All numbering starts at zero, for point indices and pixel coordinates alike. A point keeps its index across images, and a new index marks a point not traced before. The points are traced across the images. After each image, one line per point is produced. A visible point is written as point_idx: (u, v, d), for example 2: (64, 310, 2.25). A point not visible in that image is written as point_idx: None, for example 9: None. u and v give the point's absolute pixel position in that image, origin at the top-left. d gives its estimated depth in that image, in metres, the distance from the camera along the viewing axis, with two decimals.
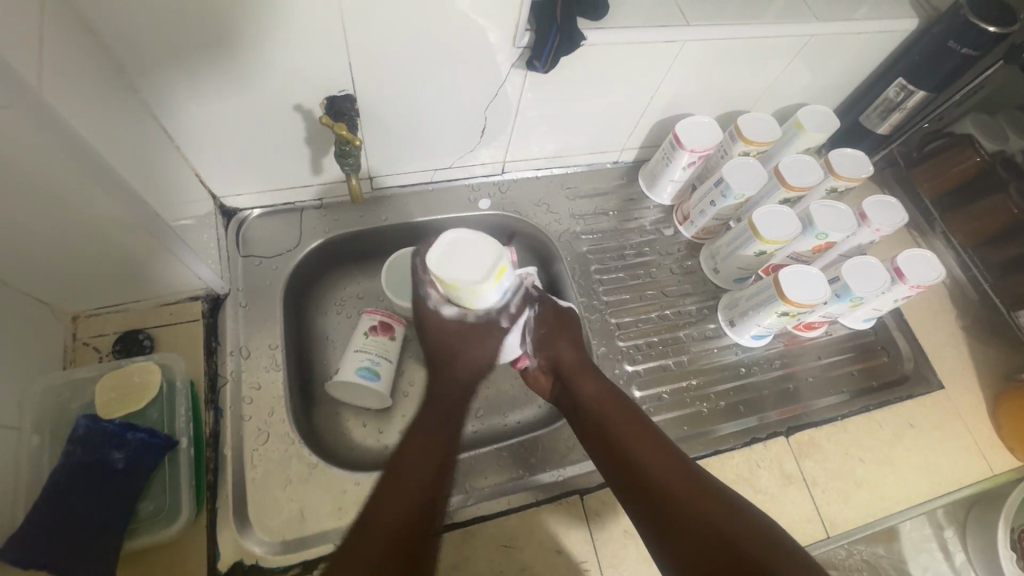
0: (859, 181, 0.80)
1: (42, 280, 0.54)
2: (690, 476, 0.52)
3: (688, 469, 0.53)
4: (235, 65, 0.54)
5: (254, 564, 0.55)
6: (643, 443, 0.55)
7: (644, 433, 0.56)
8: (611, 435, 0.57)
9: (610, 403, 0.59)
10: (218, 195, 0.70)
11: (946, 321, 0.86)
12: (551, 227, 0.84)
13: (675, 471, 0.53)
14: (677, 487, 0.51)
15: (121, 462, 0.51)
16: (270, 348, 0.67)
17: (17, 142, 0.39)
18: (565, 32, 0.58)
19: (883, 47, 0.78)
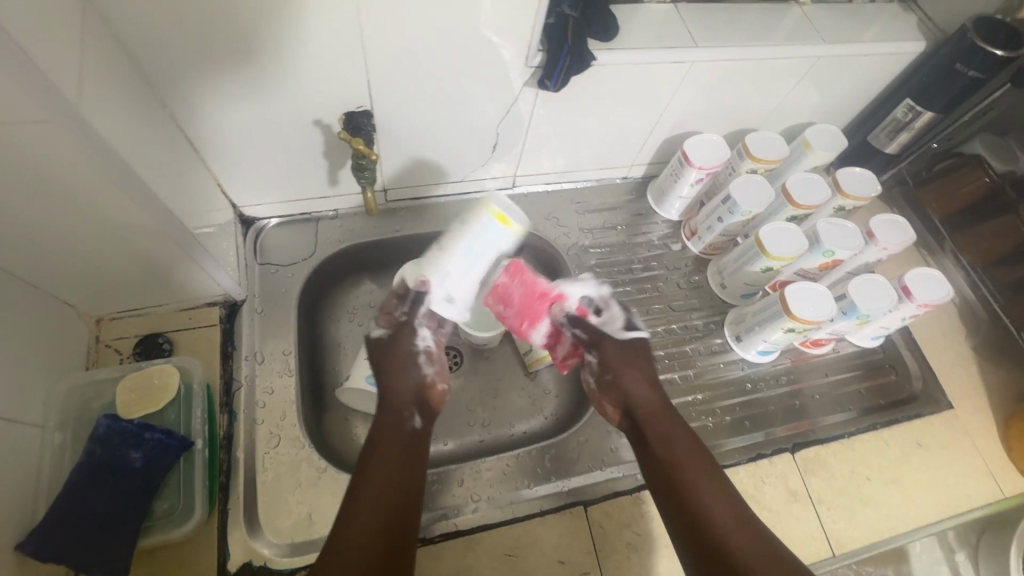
0: (867, 200, 0.80)
1: (70, 284, 0.56)
2: (755, 533, 0.50)
3: (751, 525, 0.51)
4: (260, 81, 0.56)
5: (263, 566, 0.56)
6: (711, 489, 0.53)
7: (712, 482, 0.54)
8: (679, 476, 0.55)
9: (681, 445, 0.57)
10: (239, 204, 0.72)
11: (956, 341, 0.85)
12: (560, 240, 0.86)
13: (740, 526, 0.51)
14: (740, 541, 0.49)
15: (138, 461, 0.53)
16: (283, 354, 0.68)
17: (55, 153, 0.42)
18: (576, 52, 0.61)
19: (890, 69, 0.79)
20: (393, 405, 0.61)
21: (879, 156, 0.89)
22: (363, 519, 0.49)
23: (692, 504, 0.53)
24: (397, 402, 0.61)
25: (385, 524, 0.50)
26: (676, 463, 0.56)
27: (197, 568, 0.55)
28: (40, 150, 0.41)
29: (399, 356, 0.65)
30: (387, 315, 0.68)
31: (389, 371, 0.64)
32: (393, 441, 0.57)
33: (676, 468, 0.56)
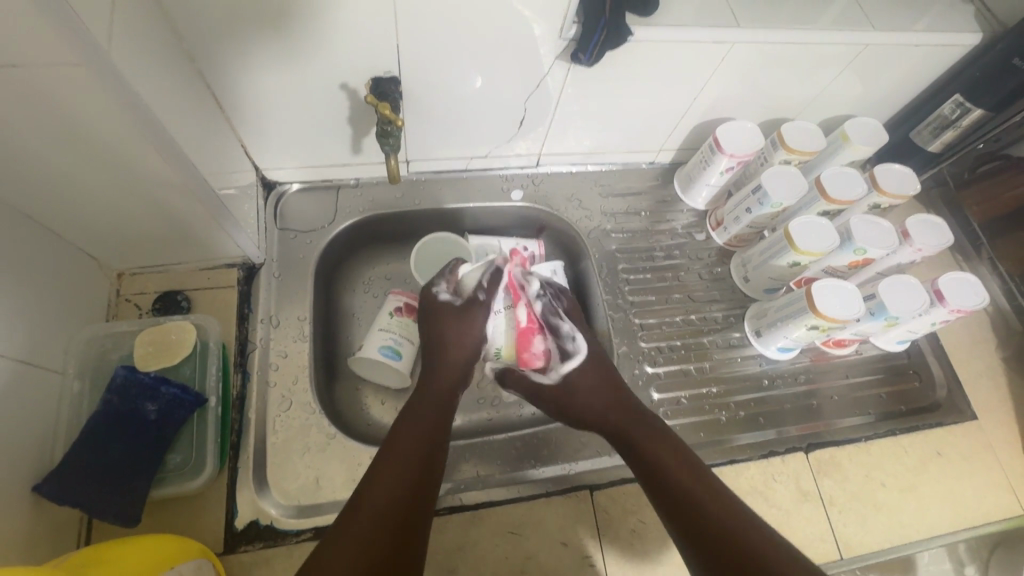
0: (905, 199, 0.78)
1: (92, 235, 0.57)
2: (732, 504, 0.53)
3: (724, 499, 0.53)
4: (291, 42, 0.55)
5: (269, 525, 0.57)
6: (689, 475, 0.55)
7: (677, 454, 0.58)
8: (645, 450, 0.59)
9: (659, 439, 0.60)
10: (262, 167, 0.72)
11: (987, 351, 0.82)
12: (581, 223, 0.84)
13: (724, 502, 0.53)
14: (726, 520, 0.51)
15: (153, 414, 0.53)
16: (298, 319, 0.68)
17: (82, 102, 0.41)
18: (612, 27, 0.58)
19: (942, 62, 0.76)
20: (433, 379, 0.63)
21: (920, 154, 0.86)
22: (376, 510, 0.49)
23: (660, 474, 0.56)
24: (446, 376, 0.64)
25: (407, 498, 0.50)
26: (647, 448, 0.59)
27: (205, 522, 0.56)
28: (64, 96, 0.41)
29: (462, 329, 0.66)
30: (456, 285, 0.69)
31: (449, 341, 0.66)
32: (429, 418, 0.58)
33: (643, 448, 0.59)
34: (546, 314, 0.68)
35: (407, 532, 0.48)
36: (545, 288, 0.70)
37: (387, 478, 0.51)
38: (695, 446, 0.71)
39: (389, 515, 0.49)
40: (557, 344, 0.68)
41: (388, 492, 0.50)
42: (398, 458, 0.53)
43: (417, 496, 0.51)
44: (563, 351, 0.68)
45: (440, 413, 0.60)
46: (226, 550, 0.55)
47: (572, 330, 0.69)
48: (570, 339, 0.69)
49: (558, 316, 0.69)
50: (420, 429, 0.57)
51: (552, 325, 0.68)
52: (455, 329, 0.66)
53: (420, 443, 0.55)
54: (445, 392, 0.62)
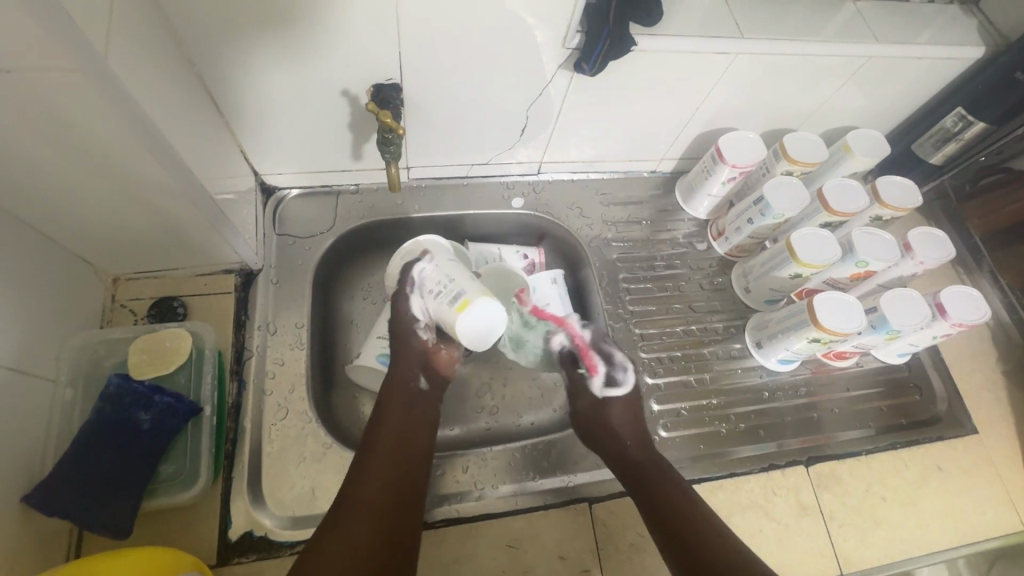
0: (907, 211, 0.78)
1: (87, 240, 0.56)
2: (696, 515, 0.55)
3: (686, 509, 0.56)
4: (291, 48, 0.55)
5: (263, 537, 0.56)
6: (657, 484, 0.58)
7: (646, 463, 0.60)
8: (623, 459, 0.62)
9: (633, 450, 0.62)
10: (261, 172, 0.71)
11: (988, 364, 0.82)
12: (582, 231, 0.83)
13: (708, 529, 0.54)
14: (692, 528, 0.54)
15: (146, 423, 0.52)
16: (296, 326, 0.68)
17: (80, 109, 0.41)
18: (616, 37, 0.58)
19: (944, 75, 0.76)
20: (399, 368, 0.62)
21: (921, 166, 0.86)
22: (360, 519, 0.49)
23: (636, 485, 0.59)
24: (404, 367, 0.62)
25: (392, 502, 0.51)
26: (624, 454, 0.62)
27: (198, 533, 0.55)
28: (60, 103, 0.40)
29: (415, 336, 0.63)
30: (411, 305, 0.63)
31: (403, 336, 0.63)
32: (404, 416, 0.59)
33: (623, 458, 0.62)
34: (595, 342, 0.71)
35: (396, 538, 0.49)
36: (580, 317, 0.73)
37: (370, 483, 0.52)
38: (695, 458, 0.70)
39: (376, 521, 0.49)
40: (609, 370, 0.69)
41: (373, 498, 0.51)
42: (377, 463, 0.54)
43: (401, 497, 0.52)
44: (612, 379, 0.69)
45: (413, 409, 0.60)
46: (219, 562, 0.54)
47: (625, 360, 0.70)
48: (621, 369, 0.69)
49: (610, 343, 0.70)
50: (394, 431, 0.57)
51: (604, 350, 0.70)
52: (406, 338, 0.63)
53: (397, 444, 0.56)
54: (410, 384, 0.62)
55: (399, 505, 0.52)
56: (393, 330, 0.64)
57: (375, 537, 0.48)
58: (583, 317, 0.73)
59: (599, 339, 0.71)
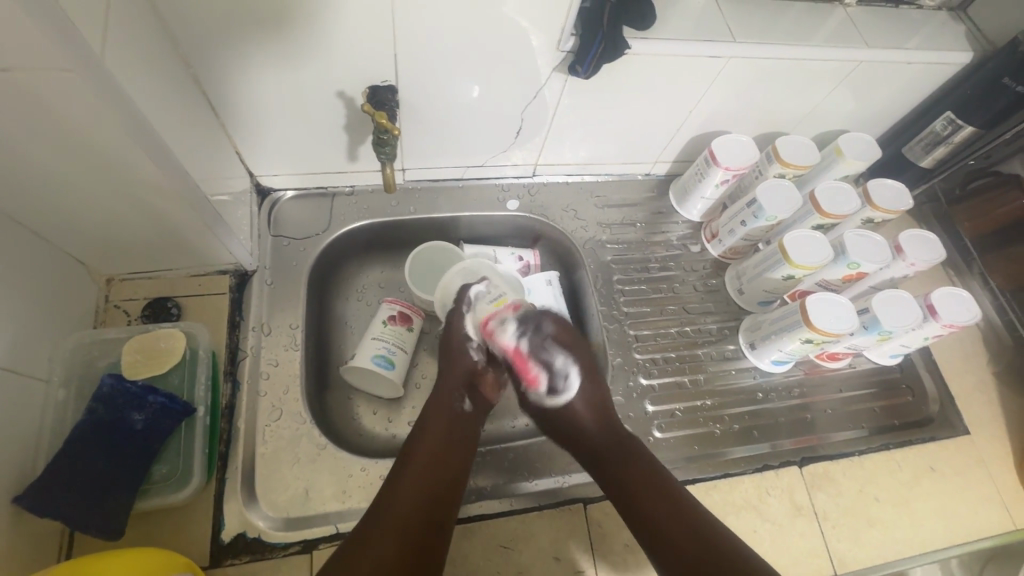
0: (898, 214, 0.79)
1: (81, 240, 0.56)
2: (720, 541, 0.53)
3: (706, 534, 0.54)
4: (287, 49, 0.55)
5: (256, 538, 0.56)
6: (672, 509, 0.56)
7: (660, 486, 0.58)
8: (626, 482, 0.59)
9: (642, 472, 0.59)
10: (256, 173, 0.72)
11: (979, 365, 0.82)
12: (577, 233, 0.84)
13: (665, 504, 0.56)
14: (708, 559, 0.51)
15: (139, 424, 0.52)
16: (290, 327, 0.68)
17: (74, 107, 0.41)
18: (610, 41, 0.59)
19: (933, 79, 0.77)
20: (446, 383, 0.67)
21: (911, 170, 0.87)
22: (393, 528, 0.51)
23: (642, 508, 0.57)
24: (450, 385, 0.67)
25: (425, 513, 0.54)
26: (628, 477, 0.59)
27: (190, 535, 0.55)
28: (54, 103, 0.40)
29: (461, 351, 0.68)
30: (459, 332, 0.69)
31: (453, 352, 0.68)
32: (445, 431, 0.62)
33: (624, 480, 0.59)
34: (532, 351, 0.68)
35: (425, 548, 0.51)
36: (526, 321, 0.68)
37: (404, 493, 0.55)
38: (690, 459, 0.70)
39: (406, 530, 0.52)
40: (548, 380, 0.68)
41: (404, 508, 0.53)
42: (413, 474, 0.56)
43: (433, 508, 0.54)
44: (553, 387, 0.67)
45: (455, 427, 0.63)
46: (211, 564, 0.54)
47: (566, 366, 0.68)
48: (562, 377, 0.68)
49: (548, 350, 0.68)
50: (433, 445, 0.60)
51: (542, 359, 0.68)
52: (454, 354, 0.69)
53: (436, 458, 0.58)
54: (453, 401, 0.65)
55: (430, 517, 0.54)
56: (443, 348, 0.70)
57: (404, 545, 0.51)
58: (528, 327, 0.68)
59: (540, 345, 0.68)
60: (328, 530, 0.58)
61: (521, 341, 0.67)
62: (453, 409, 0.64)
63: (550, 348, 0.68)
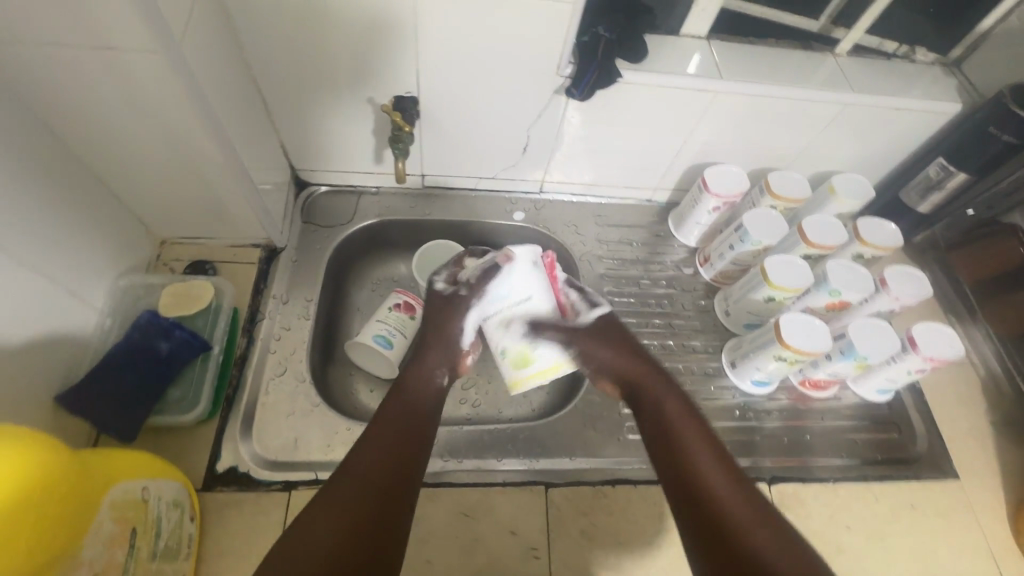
0: (888, 252, 0.82)
1: (144, 200, 0.67)
2: (750, 496, 0.51)
3: (743, 486, 0.51)
4: (330, 59, 0.67)
5: (246, 473, 0.62)
6: (715, 461, 0.54)
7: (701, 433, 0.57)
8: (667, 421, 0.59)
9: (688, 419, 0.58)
10: (297, 166, 0.83)
11: (974, 412, 0.81)
12: (575, 246, 0.90)
13: (731, 484, 0.52)
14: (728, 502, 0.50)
15: (165, 351, 0.61)
16: (305, 300, 0.76)
17: (158, 86, 0.52)
18: (604, 68, 0.68)
19: (924, 128, 0.81)
20: (432, 357, 0.66)
21: (909, 214, 0.89)
22: (353, 488, 0.50)
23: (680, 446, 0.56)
24: (433, 360, 0.66)
25: (387, 480, 0.52)
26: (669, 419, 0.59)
27: (190, 461, 0.62)
28: (141, 80, 0.51)
29: (452, 322, 0.68)
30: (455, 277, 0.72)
31: (438, 328, 0.68)
32: (415, 404, 0.60)
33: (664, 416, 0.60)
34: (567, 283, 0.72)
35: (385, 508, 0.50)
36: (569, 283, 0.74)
37: (368, 451, 0.53)
38: None
39: (371, 488, 0.50)
40: (580, 297, 0.72)
41: (368, 466, 0.52)
42: (379, 439, 0.55)
43: (397, 476, 0.52)
44: (590, 300, 0.71)
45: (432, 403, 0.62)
46: (203, 489, 0.61)
47: (591, 292, 0.73)
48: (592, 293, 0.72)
49: (574, 285, 0.73)
50: (399, 419, 0.57)
51: (569, 288, 0.72)
52: (443, 321, 0.68)
53: (405, 426, 0.57)
54: (436, 378, 0.64)
55: (394, 484, 0.52)
56: (429, 322, 0.69)
57: (360, 508, 0.49)
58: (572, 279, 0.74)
59: (573, 282, 0.73)
60: (308, 476, 0.63)
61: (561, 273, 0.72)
62: (433, 384, 0.64)
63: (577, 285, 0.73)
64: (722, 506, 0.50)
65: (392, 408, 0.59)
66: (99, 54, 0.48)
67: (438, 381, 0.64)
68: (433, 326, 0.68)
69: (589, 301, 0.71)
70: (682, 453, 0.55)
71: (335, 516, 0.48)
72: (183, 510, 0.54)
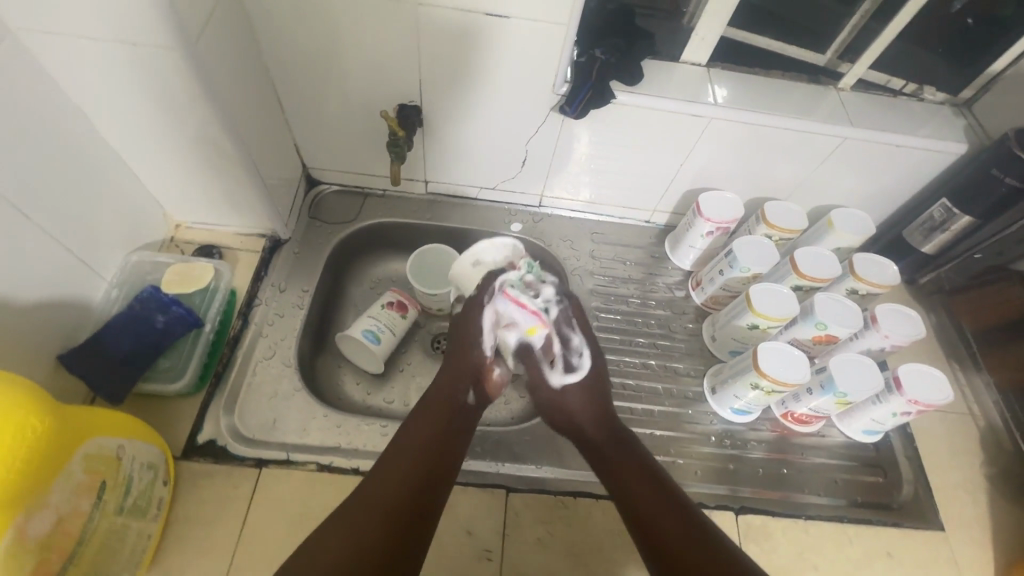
0: (885, 290, 0.80)
1: (161, 185, 0.73)
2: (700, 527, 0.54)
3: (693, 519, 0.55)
4: (341, 67, 0.72)
5: (223, 447, 0.66)
6: (655, 491, 0.58)
7: (648, 472, 0.61)
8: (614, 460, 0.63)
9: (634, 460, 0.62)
10: (309, 165, 0.88)
11: (968, 464, 0.78)
12: (569, 261, 0.92)
13: (663, 502, 0.57)
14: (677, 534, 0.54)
15: (160, 323, 0.66)
16: (302, 290, 0.81)
17: (173, 80, 0.57)
18: (598, 89, 0.70)
19: (929, 167, 0.80)
20: (452, 376, 0.69)
21: (913, 254, 0.87)
22: (372, 510, 0.52)
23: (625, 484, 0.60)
24: (458, 378, 0.69)
25: (409, 500, 0.54)
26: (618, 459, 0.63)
27: (173, 429, 0.66)
28: (160, 73, 0.56)
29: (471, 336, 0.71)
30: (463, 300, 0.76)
31: (463, 345, 0.71)
32: (439, 424, 0.63)
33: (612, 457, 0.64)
34: (558, 323, 0.72)
35: (404, 527, 0.52)
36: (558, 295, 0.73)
37: (389, 473, 0.56)
38: None
39: (389, 509, 0.53)
40: (565, 355, 0.73)
41: (388, 487, 0.55)
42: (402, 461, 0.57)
43: (416, 496, 0.55)
44: (568, 364, 0.72)
45: (456, 421, 0.64)
46: (181, 457, 0.64)
47: (581, 344, 0.73)
48: (577, 354, 0.73)
49: (570, 328, 0.73)
50: (423, 440, 0.60)
51: (563, 334, 0.73)
52: (462, 336, 0.71)
53: (429, 449, 0.59)
54: (459, 397, 0.67)
55: (415, 506, 0.54)
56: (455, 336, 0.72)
57: (382, 530, 0.51)
58: (564, 301, 0.73)
59: (567, 319, 0.73)
60: (280, 455, 0.66)
61: (551, 308, 0.72)
62: (456, 401, 0.67)
63: (570, 328, 0.73)
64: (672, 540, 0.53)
65: (417, 431, 0.61)
66: (123, 48, 0.54)
67: (463, 400, 0.67)
68: (456, 342, 0.72)
69: (574, 360, 0.73)
70: (629, 490, 0.59)
71: (354, 537, 0.50)
72: (156, 473, 0.57)
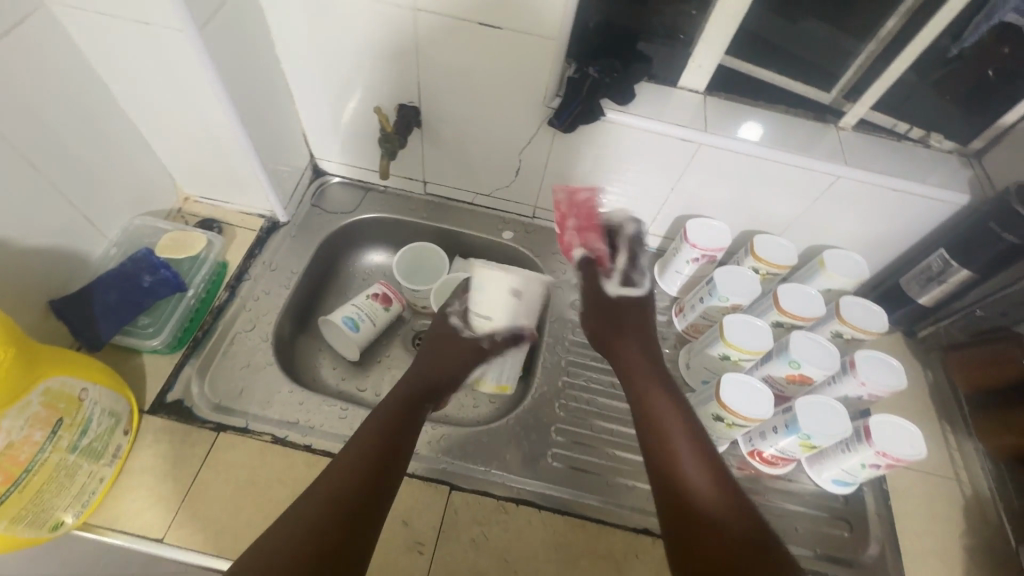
0: (872, 336, 0.77)
1: (172, 158, 0.79)
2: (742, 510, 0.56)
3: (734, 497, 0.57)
4: (346, 64, 0.76)
5: (188, 407, 0.69)
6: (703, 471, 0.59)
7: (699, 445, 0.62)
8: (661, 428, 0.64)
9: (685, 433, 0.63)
10: (316, 155, 0.93)
11: (944, 531, 0.73)
12: (555, 273, 0.93)
13: (709, 480, 0.59)
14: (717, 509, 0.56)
15: (147, 283, 0.72)
16: (290, 271, 0.84)
17: (182, 60, 0.62)
18: (587, 106, 0.72)
19: (929, 215, 0.77)
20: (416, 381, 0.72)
21: (910, 305, 0.83)
22: (315, 507, 0.52)
23: (669, 453, 0.62)
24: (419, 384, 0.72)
25: (357, 495, 0.55)
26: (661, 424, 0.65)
27: (145, 384, 0.70)
28: (171, 53, 0.61)
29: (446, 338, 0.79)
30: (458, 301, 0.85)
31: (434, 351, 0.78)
32: (394, 422, 0.64)
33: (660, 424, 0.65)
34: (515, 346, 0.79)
35: (350, 523, 0.52)
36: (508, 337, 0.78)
37: (337, 469, 0.57)
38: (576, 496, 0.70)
39: (336, 505, 0.53)
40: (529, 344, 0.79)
41: (338, 483, 0.55)
42: (349, 462, 0.57)
43: (362, 492, 0.55)
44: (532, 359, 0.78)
45: (411, 419, 0.66)
46: (148, 411, 0.68)
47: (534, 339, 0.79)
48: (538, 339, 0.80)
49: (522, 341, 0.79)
50: (375, 437, 0.61)
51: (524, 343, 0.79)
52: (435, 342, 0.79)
53: (380, 445, 0.60)
54: (414, 399, 0.69)
55: (363, 501, 0.54)
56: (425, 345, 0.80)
57: (331, 525, 0.51)
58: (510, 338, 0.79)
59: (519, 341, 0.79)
60: (238, 423, 0.69)
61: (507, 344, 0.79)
62: (413, 404, 0.68)
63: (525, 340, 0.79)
64: (710, 513, 0.56)
65: (371, 429, 0.62)
66: (140, 28, 0.59)
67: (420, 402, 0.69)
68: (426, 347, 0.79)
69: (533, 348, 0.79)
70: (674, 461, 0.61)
71: (296, 531, 0.50)
72: (117, 422, 0.62)
